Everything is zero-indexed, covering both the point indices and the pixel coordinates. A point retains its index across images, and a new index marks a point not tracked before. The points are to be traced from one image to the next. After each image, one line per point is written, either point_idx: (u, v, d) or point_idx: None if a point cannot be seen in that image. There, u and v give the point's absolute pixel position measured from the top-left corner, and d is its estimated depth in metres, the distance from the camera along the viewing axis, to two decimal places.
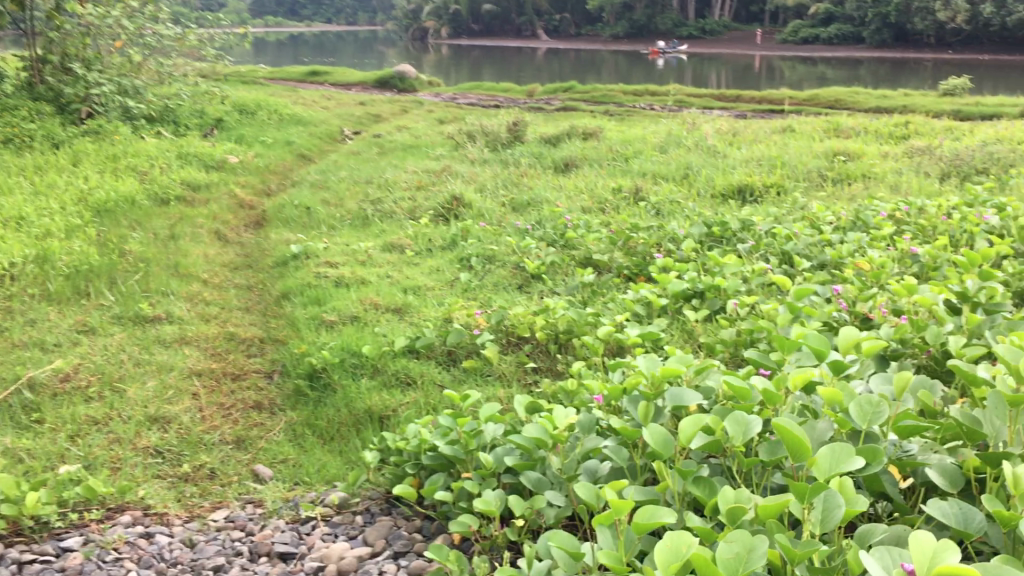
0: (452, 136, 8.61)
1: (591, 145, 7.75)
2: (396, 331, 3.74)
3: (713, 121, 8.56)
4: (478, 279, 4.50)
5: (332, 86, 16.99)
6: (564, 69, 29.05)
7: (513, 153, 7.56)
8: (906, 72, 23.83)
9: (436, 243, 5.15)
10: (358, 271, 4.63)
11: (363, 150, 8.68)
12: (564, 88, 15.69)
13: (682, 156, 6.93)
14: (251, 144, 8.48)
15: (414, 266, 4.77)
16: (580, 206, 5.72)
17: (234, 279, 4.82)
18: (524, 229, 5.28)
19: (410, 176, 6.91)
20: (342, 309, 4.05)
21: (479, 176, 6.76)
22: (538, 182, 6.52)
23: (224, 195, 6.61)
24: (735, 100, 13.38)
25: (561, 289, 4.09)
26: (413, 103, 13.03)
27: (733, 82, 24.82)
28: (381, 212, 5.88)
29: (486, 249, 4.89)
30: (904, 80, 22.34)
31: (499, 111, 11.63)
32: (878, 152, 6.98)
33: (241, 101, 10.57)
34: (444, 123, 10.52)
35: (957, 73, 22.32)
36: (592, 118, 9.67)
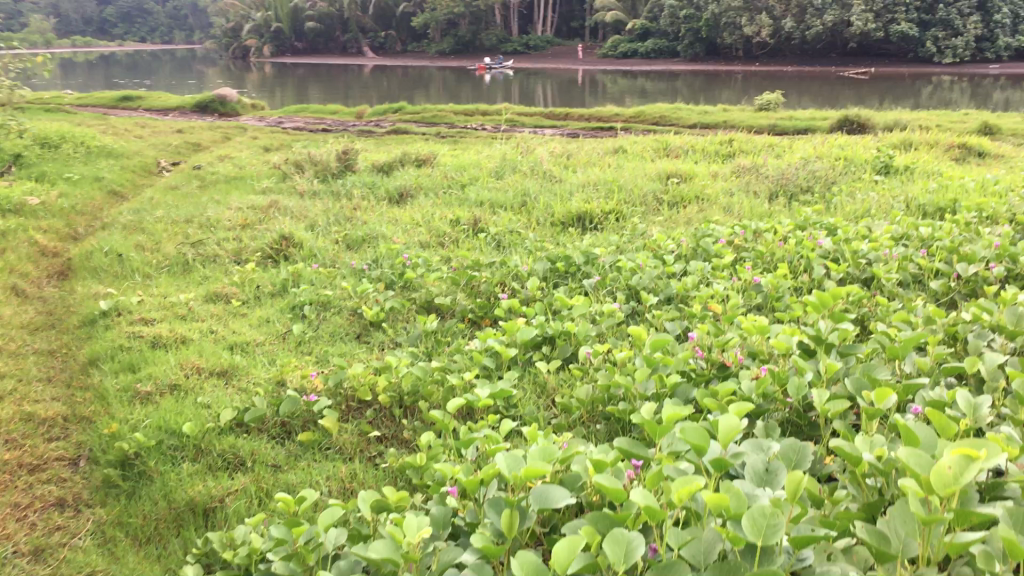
0: (279, 166, 8.19)
1: (425, 173, 7.53)
2: (221, 399, 3.37)
3: (547, 143, 8.50)
4: (312, 330, 4.17)
5: (148, 112, 16.08)
6: (391, 87, 28.80)
7: (344, 183, 7.23)
8: (721, 84, 24.87)
9: (264, 290, 4.78)
10: (178, 328, 4.20)
11: (181, 184, 8.13)
12: (394, 108, 15.44)
13: (519, 183, 6.81)
14: (54, 182, 7.78)
15: (239, 318, 4.39)
16: (417, 241, 5.47)
17: (33, 343, 4.30)
18: (360, 269, 4.98)
19: (234, 213, 6.47)
20: (158, 376, 3.63)
21: (309, 210, 6.40)
22: (372, 215, 6.24)
23: (23, 242, 5.98)
24: (564, 119, 13.51)
25: (403, 339, 3.82)
26: (235, 129, 12.44)
27: (559, 97, 25.23)
28: (201, 256, 5.44)
29: (320, 294, 4.57)
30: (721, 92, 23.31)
31: (328, 136, 11.24)
32: (708, 172, 7.09)
33: (43, 134, 9.76)
34: (270, 151, 10.05)
35: (766, 85, 23.53)
36: (424, 143, 9.46)
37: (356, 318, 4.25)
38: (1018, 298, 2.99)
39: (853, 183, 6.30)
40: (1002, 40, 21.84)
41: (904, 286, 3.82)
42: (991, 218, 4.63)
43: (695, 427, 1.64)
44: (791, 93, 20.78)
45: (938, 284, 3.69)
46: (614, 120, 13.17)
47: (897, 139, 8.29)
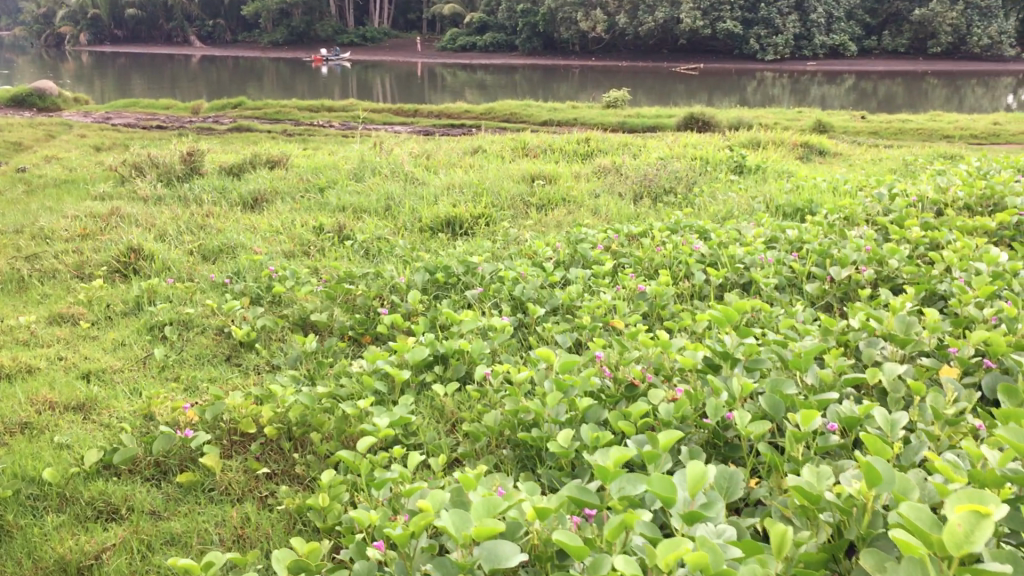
0: (116, 169, 7.64)
1: (279, 175, 7.19)
2: (83, 438, 3.03)
3: (403, 143, 8.30)
4: (176, 353, 3.85)
5: None
6: (224, 79, 27.72)
7: (192, 187, 6.81)
8: (560, 79, 25.23)
9: (116, 308, 4.38)
10: (21, 354, 3.78)
11: (4, 188, 7.46)
12: (233, 104, 14.82)
13: (380, 185, 6.59)
14: None
15: (90, 341, 4.00)
16: (280, 251, 5.18)
17: None
18: (221, 283, 4.65)
19: (71, 221, 5.96)
20: (5, 415, 3.24)
21: (156, 217, 5.97)
22: (227, 222, 5.88)
23: None
24: (414, 117, 13.37)
25: (280, 362, 3.58)
26: (60, 126, 11.59)
27: (399, 90, 24.92)
28: (38, 271, 4.96)
29: (179, 312, 4.23)
30: (561, 86, 23.66)
31: (164, 134, 10.62)
32: (570, 172, 7.10)
33: None
34: (102, 151, 9.40)
35: (604, 80, 24.02)
36: (272, 143, 9.08)
37: (223, 339, 3.96)
38: (902, 305, 3.07)
39: (711, 183, 6.43)
40: (819, 38, 23.13)
41: (781, 289, 3.88)
42: (851, 219, 4.80)
43: (663, 479, 1.59)
44: (628, 87, 21.31)
45: (813, 287, 3.77)
46: (463, 118, 13.06)
47: (744, 139, 8.57)
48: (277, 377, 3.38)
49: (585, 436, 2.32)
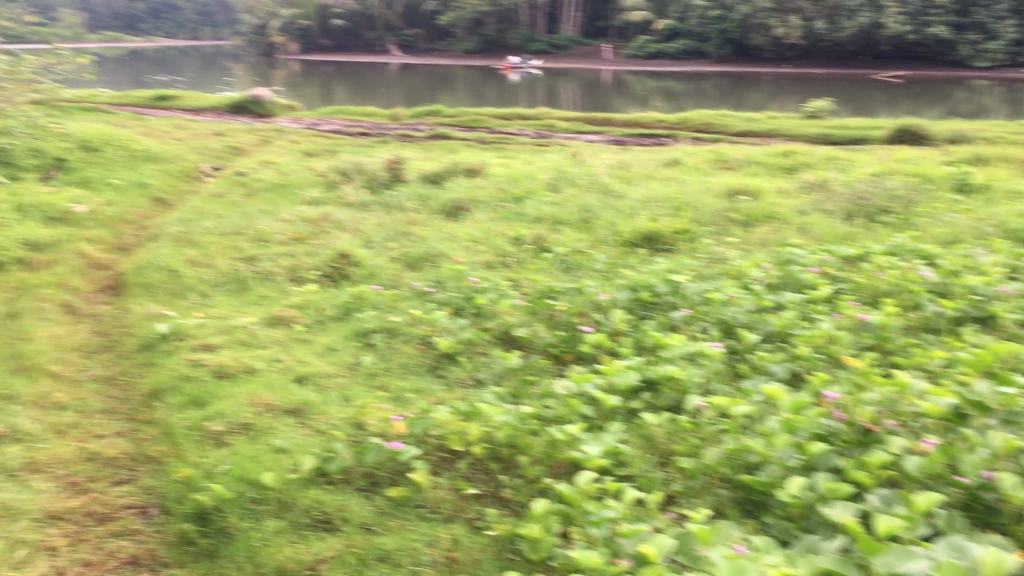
0: (325, 175, 8.00)
1: (477, 184, 7.28)
2: (298, 444, 3.08)
3: (599, 153, 8.24)
4: (382, 362, 3.90)
5: (183, 112, 16.14)
6: (418, 86, 28.83)
7: (395, 194, 7.01)
8: (752, 87, 24.54)
9: (327, 313, 4.52)
10: (242, 356, 3.94)
11: (226, 191, 7.97)
12: (432, 111, 15.34)
13: (577, 197, 6.54)
14: (98, 189, 7.67)
15: (303, 345, 4.12)
16: (480, 261, 5.20)
17: (91, 368, 4.06)
18: (424, 292, 4.71)
19: (285, 225, 6.25)
20: (228, 414, 3.35)
21: (362, 223, 6.16)
22: (428, 230, 5.99)
23: (72, 255, 5.85)
24: (607, 126, 13.45)
25: (482, 377, 3.54)
26: (274, 132, 12.36)
27: (587, 98, 24.96)
28: (256, 273, 5.21)
29: (385, 321, 4.30)
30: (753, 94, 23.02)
31: (367, 141, 11.06)
32: (774, 187, 6.79)
33: (84, 138, 9.73)
34: (312, 156, 9.89)
35: (799, 87, 23.10)
36: (470, 151, 9.26)
37: (427, 350, 3.97)
38: None
39: (933, 203, 5.97)
40: None
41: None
42: None
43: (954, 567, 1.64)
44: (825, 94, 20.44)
45: None
46: (656, 128, 12.87)
47: (966, 154, 7.95)
48: (481, 393, 3.35)
49: (821, 486, 2.18)
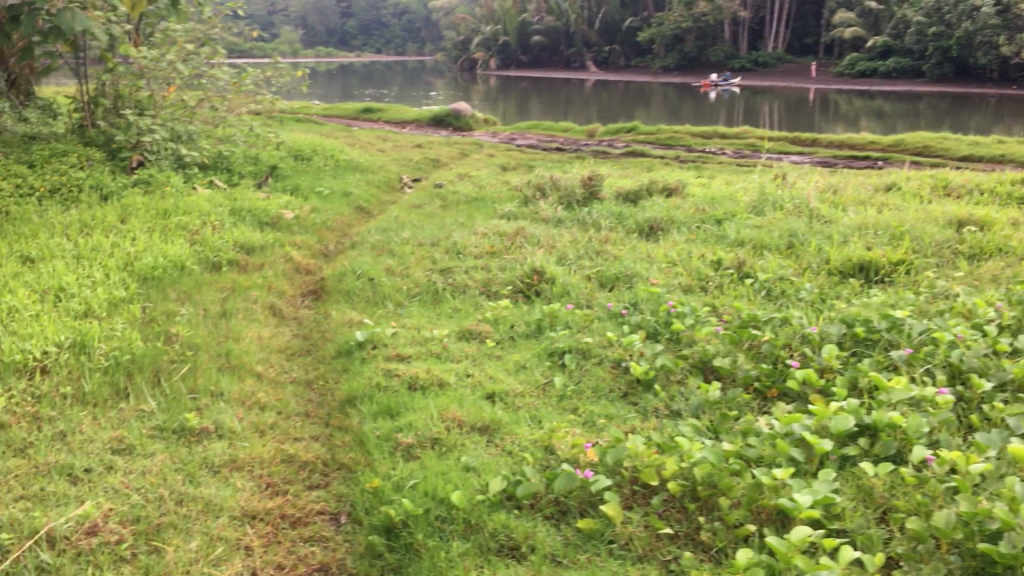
0: (521, 189, 8.05)
1: (674, 204, 7.08)
2: (487, 464, 3.00)
3: (805, 176, 7.83)
4: (573, 384, 3.78)
5: (388, 125, 16.86)
6: (612, 103, 28.85)
7: (590, 211, 6.92)
8: (970, 109, 22.93)
9: (518, 329, 4.46)
10: (434, 368, 3.93)
11: (424, 203, 8.16)
12: (629, 129, 15.30)
13: (782, 221, 6.22)
14: (307, 196, 8.04)
15: (495, 361, 4.07)
16: (677, 285, 5.01)
17: (292, 370, 4.19)
18: (618, 313, 4.57)
19: (480, 239, 6.29)
20: (418, 426, 3.33)
21: (557, 240, 6.10)
22: (623, 250, 5.85)
23: (281, 259, 6.13)
24: (811, 147, 13.00)
25: (678, 408, 3.35)
26: (473, 145, 12.64)
27: (786, 117, 24.10)
28: (451, 285, 5.24)
29: (577, 341, 4.19)
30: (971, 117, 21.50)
31: (562, 157, 11.07)
32: (1005, 218, 6.20)
33: (297, 148, 10.26)
34: (508, 170, 10.00)
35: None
36: (667, 170, 9.08)
37: (620, 375, 3.82)
38: None
39: None
40: None
41: None
42: None
43: None
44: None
45: None
46: (866, 152, 12.18)
47: None
48: (677, 426, 3.16)
49: None
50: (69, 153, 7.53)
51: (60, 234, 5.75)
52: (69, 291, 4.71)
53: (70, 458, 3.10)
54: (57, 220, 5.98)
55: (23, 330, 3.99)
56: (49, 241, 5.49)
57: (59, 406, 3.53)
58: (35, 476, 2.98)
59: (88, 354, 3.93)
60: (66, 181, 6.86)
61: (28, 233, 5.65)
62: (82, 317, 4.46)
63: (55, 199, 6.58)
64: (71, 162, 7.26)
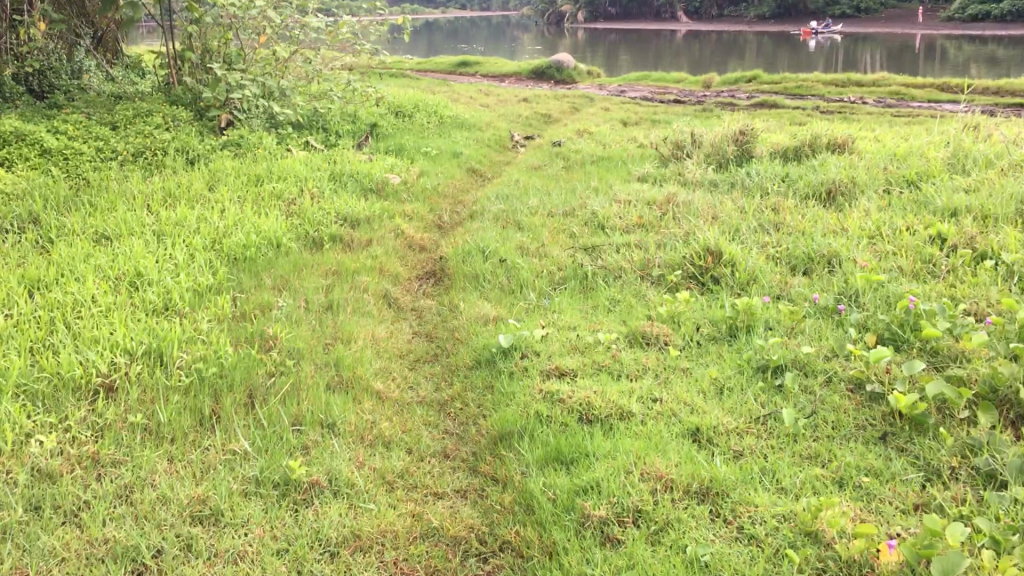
0: (657, 148, 7.02)
1: (849, 161, 5.94)
2: (730, 563, 2.03)
3: (1001, 126, 6.57)
4: (804, 417, 2.76)
5: (486, 78, 15.98)
6: (710, 54, 27.41)
7: (748, 172, 5.83)
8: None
9: (705, 329, 3.45)
10: (610, 388, 2.96)
11: (544, 163, 7.20)
12: (747, 78, 14.08)
13: (998, 181, 5.04)
14: (414, 156, 7.16)
15: (685, 377, 3.08)
16: (896, 268, 3.90)
17: (419, 387, 3.28)
18: (832, 310, 3.51)
19: (624, 207, 5.27)
20: (609, 489, 2.36)
21: (719, 208, 5.03)
22: (805, 219, 4.76)
23: (390, 232, 5.24)
24: (964, 93, 11.61)
25: (986, 460, 2.30)
26: (584, 99, 11.62)
27: (897, 64, 22.45)
28: (602, 269, 4.25)
29: (792, 350, 3.15)
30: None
31: (688, 109, 9.93)
32: None
33: (397, 104, 9.35)
34: (630, 125, 8.96)
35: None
36: (817, 122, 7.91)
37: (870, 405, 2.78)
38: None
39: None
40: None
41: None
42: None
43: None
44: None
45: None
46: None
47: None
48: (1004, 500, 2.12)
49: None
50: (153, 111, 6.74)
51: (140, 205, 4.96)
52: (147, 278, 3.88)
53: (137, 532, 2.24)
54: (138, 188, 5.19)
55: (87, 333, 3.15)
56: (126, 214, 4.68)
57: (127, 442, 2.68)
58: (88, 564, 2.13)
59: (165, 368, 3.09)
60: (150, 144, 6.08)
61: (105, 205, 4.86)
62: (160, 313, 3.63)
63: (137, 163, 5.81)
64: (155, 122, 6.48)
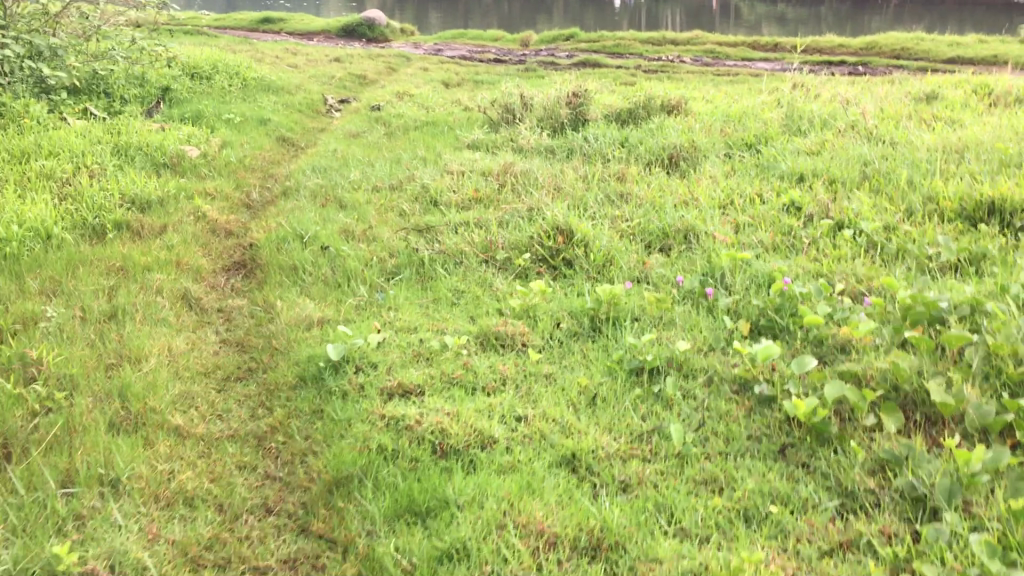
0: (484, 112, 6.54)
1: (686, 123, 5.68)
2: None
3: (827, 84, 6.51)
4: (692, 431, 2.37)
5: (293, 36, 14.99)
6: (520, 11, 27.18)
7: (585, 137, 5.46)
8: (880, 14, 22.40)
9: (565, 324, 3.02)
10: (464, 409, 2.48)
11: (363, 129, 6.59)
12: (565, 36, 13.83)
13: (839, 142, 4.88)
14: (215, 124, 6.37)
15: (549, 387, 2.64)
16: (757, 243, 3.61)
17: (231, 417, 2.68)
18: (700, 295, 3.16)
19: (457, 179, 4.77)
20: (478, 555, 1.89)
21: (560, 178, 4.62)
22: (652, 189, 4.42)
23: (189, 216, 4.52)
24: (775, 51, 11.79)
25: (911, 482, 1.97)
26: (400, 59, 10.97)
27: (699, 23, 22.99)
28: (440, 254, 3.74)
29: (666, 346, 2.77)
30: (891, 22, 20.88)
31: (510, 70, 9.51)
32: None
33: (192, 65, 8.38)
34: (452, 86, 8.44)
35: (935, 17, 20.84)
36: (644, 81, 7.66)
37: (763, 408, 2.43)
38: None
39: None
40: None
41: None
42: None
43: None
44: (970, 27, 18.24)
45: None
46: (838, 55, 11.00)
47: None
48: (943, 535, 1.80)
49: None
50: None
51: None
52: None
53: None
54: None
55: None
56: None
57: None
58: None
59: None
60: None
61: None
62: None
63: None
64: None
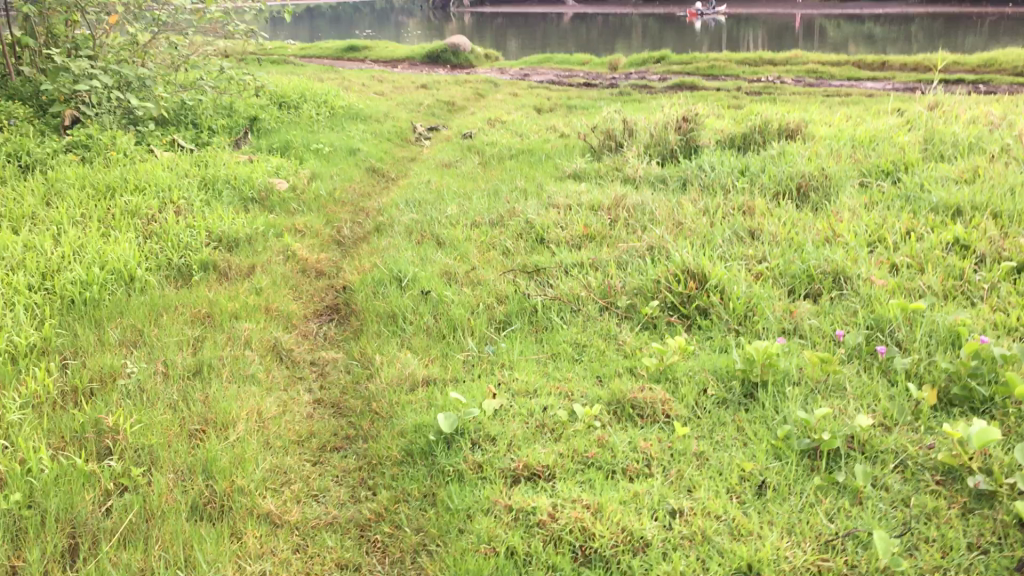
0: (585, 139, 6.15)
1: (810, 148, 5.19)
2: None
3: (963, 104, 5.95)
4: (895, 537, 1.91)
5: (377, 64, 14.90)
6: (599, 35, 26.88)
7: (700, 165, 5.01)
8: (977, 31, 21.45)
9: (711, 389, 2.57)
10: (608, 500, 2.06)
11: (455, 158, 6.26)
12: (655, 58, 13.40)
13: (994, 167, 4.34)
14: (303, 155, 6.10)
15: (705, 470, 2.20)
16: (923, 288, 3.12)
17: (328, 499, 2.31)
18: (869, 354, 2.69)
19: (564, 213, 4.37)
20: None
21: (679, 211, 4.19)
22: (786, 224, 3.95)
23: (278, 256, 4.21)
24: (882, 69, 11.18)
25: None
26: (488, 84, 10.68)
27: (785, 43, 22.34)
28: (554, 300, 3.34)
29: (842, 421, 2.31)
30: (989, 38, 19.94)
31: (604, 94, 9.12)
32: None
33: (279, 94, 8.18)
34: (544, 112, 8.09)
35: None
36: (752, 104, 7.18)
37: (982, 510, 1.95)
38: None
39: None
40: None
41: None
42: None
43: None
44: None
45: None
46: (952, 74, 10.34)
47: None
48: None
49: None
50: None
51: None
52: None
53: None
54: None
55: None
56: None
57: None
58: None
59: None
60: None
61: None
62: None
63: None
64: None
